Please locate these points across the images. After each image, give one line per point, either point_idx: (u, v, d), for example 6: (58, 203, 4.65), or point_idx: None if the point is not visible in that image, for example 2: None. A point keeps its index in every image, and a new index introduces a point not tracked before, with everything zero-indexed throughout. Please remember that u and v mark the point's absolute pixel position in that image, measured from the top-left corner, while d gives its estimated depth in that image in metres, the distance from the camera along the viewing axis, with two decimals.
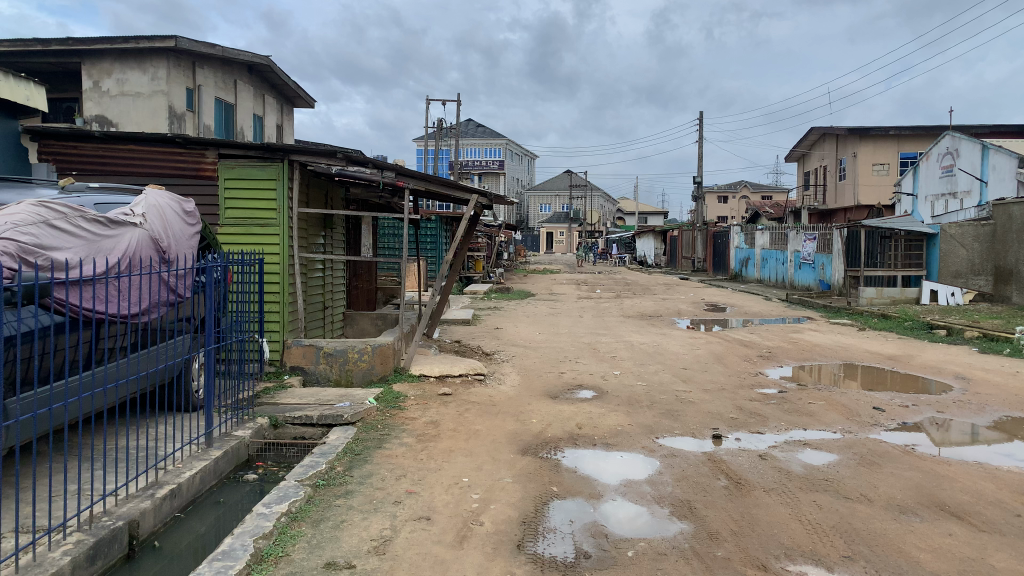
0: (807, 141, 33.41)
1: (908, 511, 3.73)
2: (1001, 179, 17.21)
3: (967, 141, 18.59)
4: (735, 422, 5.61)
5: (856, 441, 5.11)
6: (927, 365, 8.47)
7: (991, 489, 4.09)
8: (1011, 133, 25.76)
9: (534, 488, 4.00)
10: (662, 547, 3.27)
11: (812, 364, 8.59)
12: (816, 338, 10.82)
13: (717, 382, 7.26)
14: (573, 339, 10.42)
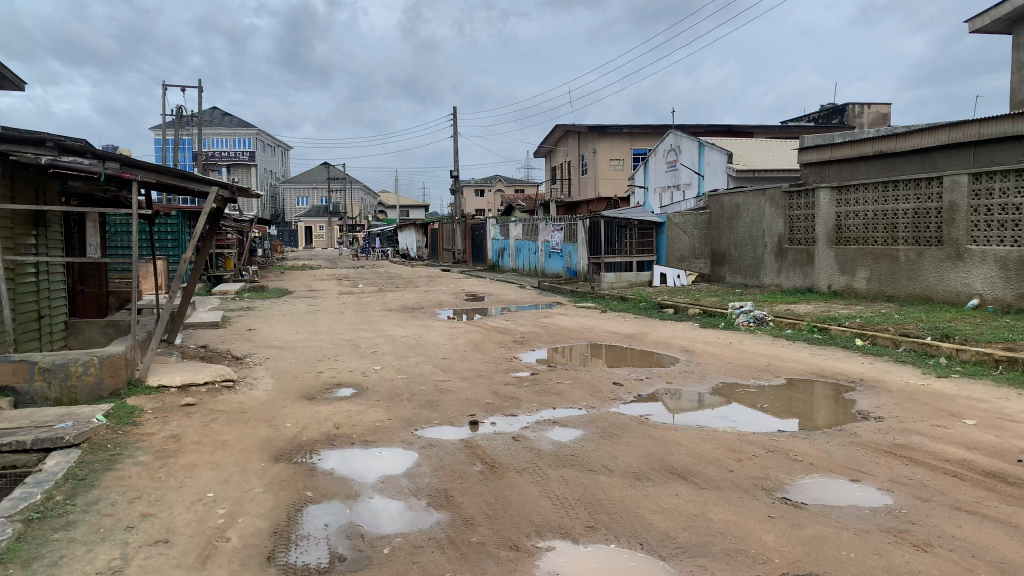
0: (553, 138, 35.45)
1: (643, 477, 4.07)
2: (715, 173, 19.41)
3: (687, 138, 20.71)
4: (490, 407, 5.79)
5: (598, 416, 5.49)
6: (659, 341, 9.34)
7: (710, 449, 4.58)
8: (723, 132, 29.15)
9: (286, 496, 3.83)
10: (419, 540, 3.27)
11: (562, 345, 9.12)
12: (564, 321, 11.51)
13: (474, 369, 7.46)
14: (332, 336, 10.17)
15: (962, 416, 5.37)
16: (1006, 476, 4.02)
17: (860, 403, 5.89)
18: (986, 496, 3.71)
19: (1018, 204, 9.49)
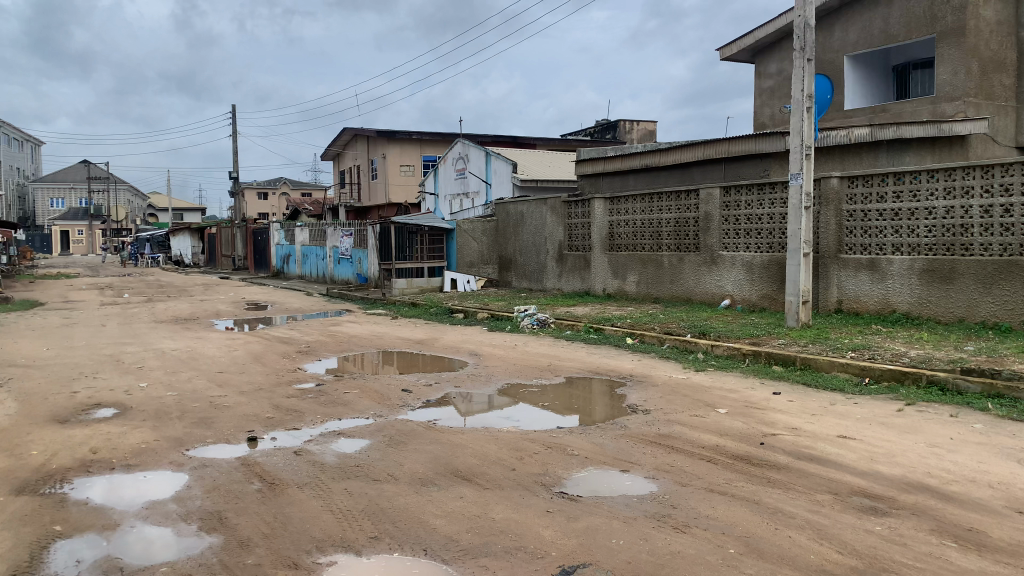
0: (341, 142, 34.82)
1: (428, 482, 4.07)
2: (500, 181, 20.04)
3: (474, 147, 21.20)
4: (271, 421, 5.53)
5: (385, 424, 5.43)
6: (448, 346, 9.43)
7: (494, 450, 4.69)
8: (508, 142, 30.15)
9: (29, 533, 3.40)
10: (187, 568, 3.04)
11: (350, 354, 8.93)
12: (353, 329, 11.29)
13: (255, 382, 7.10)
14: (92, 352, 9.24)
15: (717, 405, 5.93)
16: (751, 458, 4.48)
17: (631, 398, 6.32)
18: (735, 477, 4.12)
19: (760, 215, 10.66)
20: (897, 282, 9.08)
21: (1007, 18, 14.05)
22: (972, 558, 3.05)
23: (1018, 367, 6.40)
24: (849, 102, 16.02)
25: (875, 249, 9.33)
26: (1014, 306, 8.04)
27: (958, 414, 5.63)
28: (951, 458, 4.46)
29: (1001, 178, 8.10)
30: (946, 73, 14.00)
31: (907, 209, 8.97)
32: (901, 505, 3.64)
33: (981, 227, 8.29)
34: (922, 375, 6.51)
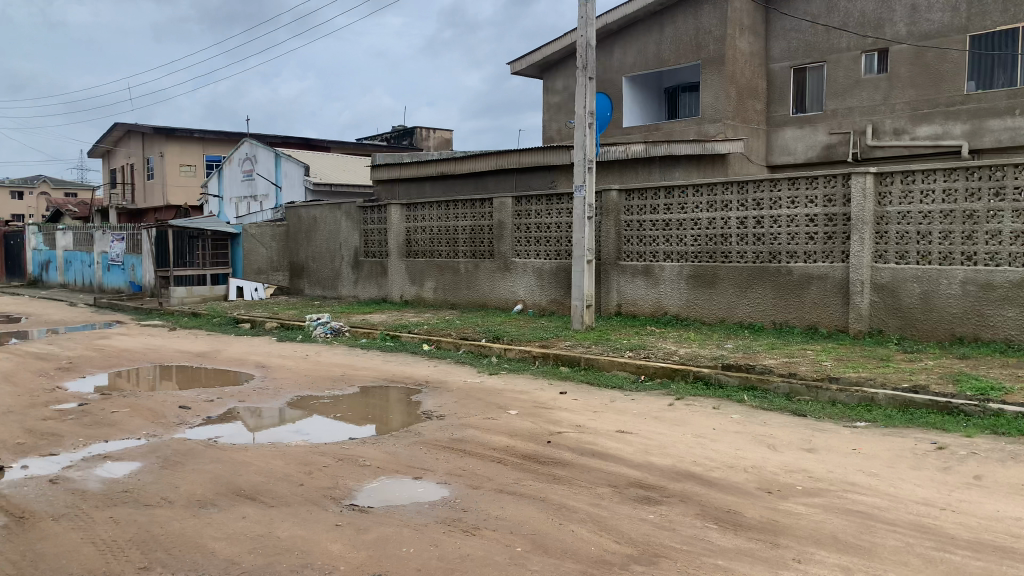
0: (111, 138, 31.93)
1: (207, 504, 3.82)
2: (292, 185, 19.38)
3: (263, 148, 20.32)
4: (22, 448, 4.93)
5: (160, 444, 5.02)
6: (233, 358, 8.92)
7: (281, 465, 4.50)
8: (299, 145, 29.18)
9: None
10: None
11: (120, 369, 8.18)
12: (124, 342, 10.36)
13: (2, 405, 6.28)
14: None
15: (508, 407, 6.10)
16: (539, 456, 4.65)
17: (425, 403, 6.33)
18: (523, 476, 4.25)
19: (548, 224, 11.13)
20: (669, 287, 9.86)
21: (757, 50, 15.79)
22: (731, 536, 3.37)
23: (768, 361, 7.18)
24: (627, 120, 17.26)
25: (650, 256, 10.05)
26: (765, 307, 9.01)
27: (719, 405, 6.20)
28: (714, 446, 4.90)
29: (754, 193, 9.04)
30: (709, 96, 15.41)
31: (676, 219, 9.75)
32: (672, 493, 3.94)
33: (738, 236, 9.20)
34: (690, 372, 7.09)
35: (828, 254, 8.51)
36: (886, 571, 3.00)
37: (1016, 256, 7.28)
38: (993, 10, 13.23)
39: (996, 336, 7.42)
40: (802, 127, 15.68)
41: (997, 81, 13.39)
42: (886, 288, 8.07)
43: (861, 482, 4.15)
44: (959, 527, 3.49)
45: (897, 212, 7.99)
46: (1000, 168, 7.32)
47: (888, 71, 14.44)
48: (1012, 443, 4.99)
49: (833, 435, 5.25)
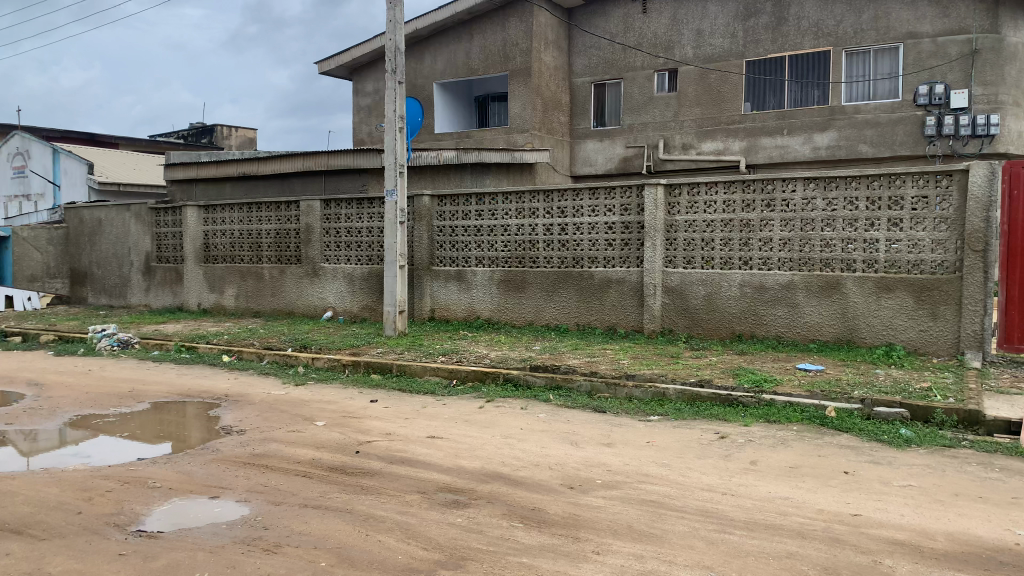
0: None
1: None
2: (73, 184, 17.73)
3: (38, 143, 18.40)
4: None
5: None
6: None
7: (55, 493, 4.07)
8: (81, 140, 26.66)
9: None
10: None
11: None
12: None
13: None
14: None
15: (314, 418, 5.91)
16: (346, 467, 4.54)
17: (225, 418, 5.98)
18: (328, 489, 4.12)
19: (359, 228, 10.94)
20: (479, 291, 10.01)
21: (560, 64, 16.49)
22: (535, 533, 3.46)
23: (572, 362, 7.49)
24: (438, 126, 17.38)
25: (461, 261, 10.16)
26: (570, 310, 9.40)
27: (527, 406, 6.38)
28: (521, 446, 5.03)
29: (558, 202, 9.40)
30: (517, 106, 15.85)
31: (486, 226, 9.92)
32: (479, 495, 3.99)
33: (544, 242, 9.53)
34: (499, 374, 7.24)
35: (626, 260, 9.02)
36: (674, 555, 3.22)
37: (784, 262, 8.11)
38: (763, 39, 14.65)
39: (768, 333, 8.23)
40: (601, 140, 16.54)
41: (768, 103, 14.80)
42: (677, 291, 8.69)
43: (654, 473, 4.43)
44: (736, 509, 3.81)
45: (685, 221, 8.63)
46: (770, 182, 8.12)
47: (677, 90, 15.56)
48: (781, 429, 5.55)
49: (630, 430, 5.56)
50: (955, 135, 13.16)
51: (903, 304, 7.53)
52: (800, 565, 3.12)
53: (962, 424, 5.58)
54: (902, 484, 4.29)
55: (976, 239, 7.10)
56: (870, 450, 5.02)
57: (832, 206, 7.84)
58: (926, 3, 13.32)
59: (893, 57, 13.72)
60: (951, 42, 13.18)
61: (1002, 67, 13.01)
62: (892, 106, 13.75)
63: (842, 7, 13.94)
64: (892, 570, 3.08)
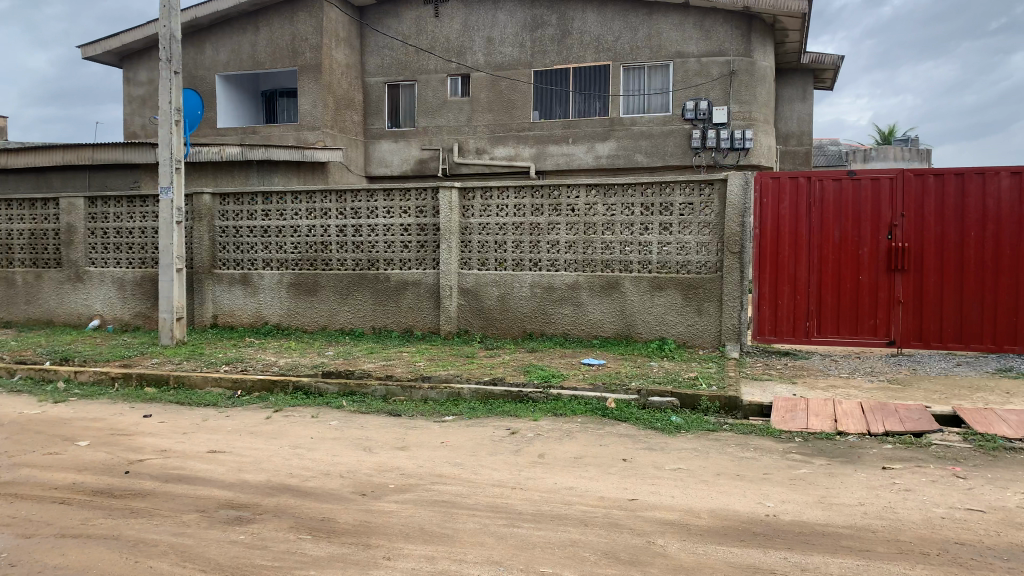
0: None
1: None
2: None
3: None
4: None
5: None
6: None
7: None
8: None
9: None
10: None
11: None
12: None
13: None
14: None
15: (77, 438, 5.34)
16: (113, 490, 4.14)
17: None
18: (91, 515, 3.74)
19: (130, 229, 10.07)
20: (268, 296, 9.58)
21: (353, 63, 16.21)
22: (323, 544, 3.36)
23: (366, 366, 7.37)
24: (221, 120, 16.41)
25: (248, 264, 9.66)
26: (364, 313, 9.25)
27: (318, 413, 6.18)
28: (311, 455, 4.87)
29: (351, 203, 9.22)
30: (307, 104, 15.36)
31: (275, 227, 9.51)
32: (265, 509, 3.80)
33: (337, 244, 9.30)
34: (289, 382, 6.97)
35: (421, 261, 9.03)
36: (465, 553, 3.25)
37: (571, 263, 8.50)
38: (550, 50, 15.29)
39: (556, 331, 8.59)
40: (396, 141, 16.46)
41: (555, 112, 15.48)
42: (471, 292, 8.84)
43: (447, 473, 4.46)
44: (525, 502, 3.94)
45: (479, 224, 8.80)
46: (558, 187, 8.49)
47: (470, 95, 15.86)
48: (567, 422, 5.82)
49: (424, 431, 5.57)
50: (716, 148, 14.56)
51: (674, 302, 8.18)
52: (584, 551, 3.27)
53: (723, 409, 6.16)
54: (673, 467, 4.65)
55: (733, 242, 7.87)
56: (646, 437, 5.40)
57: (613, 211, 8.33)
58: (692, 26, 14.58)
59: (665, 74, 14.87)
60: (713, 63, 14.52)
61: (754, 88, 14.54)
62: (664, 119, 14.90)
63: (620, 25, 14.89)
64: (664, 548, 3.32)
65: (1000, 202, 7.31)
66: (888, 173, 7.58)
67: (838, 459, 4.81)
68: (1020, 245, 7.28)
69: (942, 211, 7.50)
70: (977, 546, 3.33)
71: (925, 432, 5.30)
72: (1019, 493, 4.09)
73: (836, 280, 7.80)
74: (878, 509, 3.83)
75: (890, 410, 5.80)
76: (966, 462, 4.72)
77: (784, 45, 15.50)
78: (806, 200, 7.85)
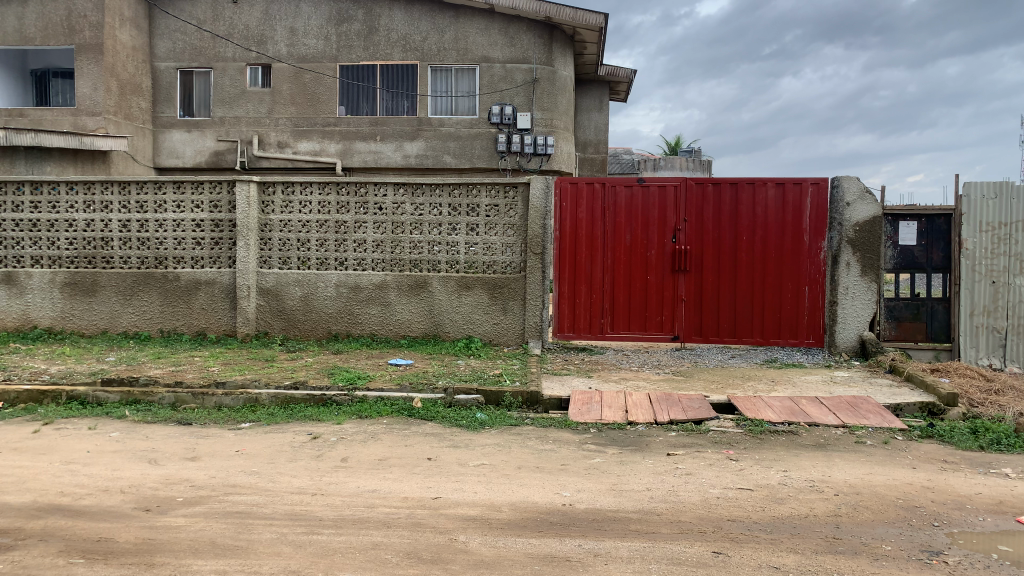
0: None
1: None
2: None
3: None
4: None
5: None
6: None
7: None
8: None
9: None
10: None
11: None
12: None
13: None
14: None
15: None
16: None
17: None
18: None
19: None
20: (36, 296, 8.63)
21: (139, 45, 14.99)
22: (98, 567, 3.07)
23: (153, 372, 6.85)
24: None
25: (12, 261, 8.64)
26: (151, 315, 8.59)
27: (96, 425, 5.65)
28: (86, 471, 4.44)
29: (136, 195, 8.51)
30: (85, 86, 14.00)
31: (45, 220, 8.58)
32: (28, 534, 3.41)
33: (120, 240, 8.57)
34: (62, 392, 6.33)
35: (215, 260, 8.54)
36: (259, 565, 3.11)
37: (377, 263, 8.40)
38: (356, 45, 15.00)
39: (363, 332, 8.46)
40: (189, 131, 15.45)
41: (362, 110, 15.23)
42: (271, 292, 8.48)
43: (241, 482, 4.24)
44: (326, 508, 3.83)
45: (279, 220, 8.45)
46: (363, 185, 8.34)
47: (271, 87, 15.21)
48: (372, 424, 5.74)
49: (216, 440, 5.26)
50: (521, 152, 14.97)
51: (480, 301, 8.33)
52: (385, 554, 3.24)
53: (525, 404, 6.35)
54: (476, 463, 4.73)
55: (536, 243, 8.16)
56: (450, 435, 5.45)
57: (420, 211, 8.33)
58: (497, 32, 14.93)
59: (471, 77, 15.10)
60: (517, 69, 14.96)
61: (555, 96, 15.15)
62: (471, 121, 15.14)
63: (427, 25, 14.93)
64: (465, 545, 3.37)
65: (767, 209, 8.12)
66: (673, 181, 8.16)
67: (628, 448, 5.12)
68: (784, 248, 8.12)
69: (718, 216, 8.20)
70: (746, 521, 3.68)
71: (704, 419, 5.77)
72: (780, 471, 4.57)
73: (628, 280, 8.31)
74: (663, 493, 4.12)
75: (673, 400, 6.27)
76: (737, 446, 5.19)
77: (583, 56, 16.26)
78: (601, 204, 8.28)
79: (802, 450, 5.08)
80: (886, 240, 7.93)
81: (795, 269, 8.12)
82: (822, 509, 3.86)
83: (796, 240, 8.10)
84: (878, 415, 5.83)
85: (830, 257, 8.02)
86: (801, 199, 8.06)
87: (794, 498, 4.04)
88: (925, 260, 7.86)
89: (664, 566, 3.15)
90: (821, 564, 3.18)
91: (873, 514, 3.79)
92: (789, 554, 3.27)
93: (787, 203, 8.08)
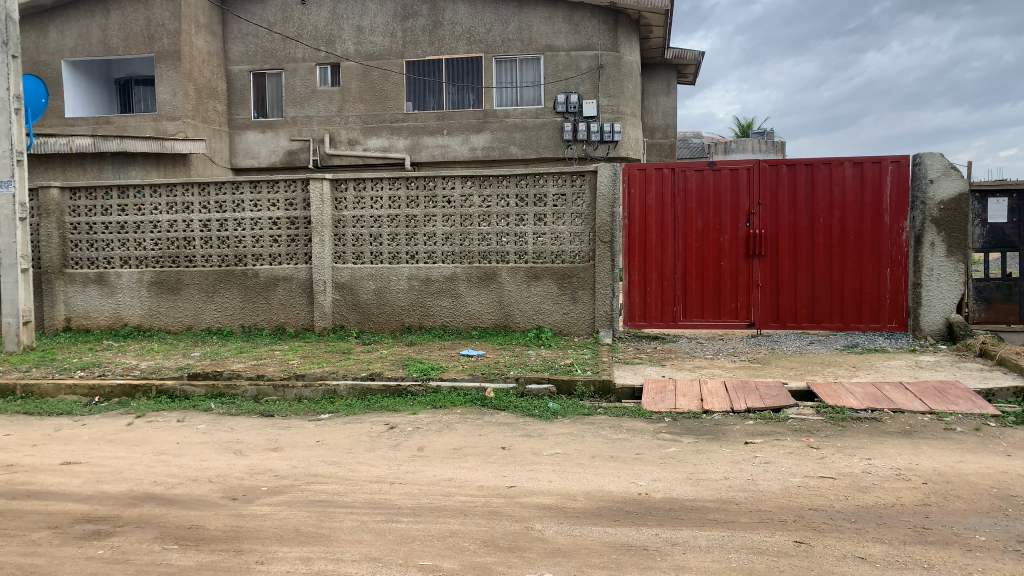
0: None
1: None
2: None
3: None
4: None
5: None
6: None
7: None
8: None
9: None
10: None
11: None
12: None
13: None
14: None
15: None
16: None
17: None
18: None
19: None
20: (126, 296, 9.03)
21: (214, 50, 15.49)
22: (190, 553, 3.21)
23: (236, 366, 7.08)
24: (68, 110, 15.21)
25: (103, 262, 9.07)
26: (232, 311, 8.88)
27: (184, 417, 5.89)
28: (177, 462, 4.63)
29: (215, 195, 8.81)
30: (165, 92, 14.53)
31: (133, 221, 8.97)
32: (125, 521, 3.58)
33: (201, 239, 8.88)
34: (152, 387, 6.61)
35: (293, 256, 8.77)
36: (341, 552, 3.19)
37: (447, 255, 8.48)
38: (421, 41, 15.15)
39: (435, 324, 8.56)
40: (263, 132, 15.87)
41: (428, 103, 15.37)
42: (346, 286, 8.66)
43: (322, 472, 4.36)
44: (404, 496, 3.91)
45: (352, 216, 8.61)
46: (431, 179, 8.43)
47: (340, 85, 15.50)
48: (447, 414, 5.82)
49: (298, 431, 5.41)
50: (587, 140, 14.87)
51: (549, 291, 8.32)
52: (463, 541, 3.28)
53: (598, 393, 6.35)
54: (550, 453, 4.74)
55: (605, 232, 8.11)
56: (524, 425, 5.48)
57: (488, 202, 8.37)
58: (561, 20, 14.84)
59: (536, 67, 15.07)
60: (582, 57, 14.86)
61: (622, 82, 14.99)
62: (536, 111, 15.11)
63: (491, 17, 14.96)
64: (541, 533, 3.38)
65: (845, 189, 7.86)
66: (746, 163, 7.98)
67: (704, 437, 5.04)
68: (863, 230, 7.86)
69: (794, 199, 7.98)
70: (828, 510, 3.58)
71: (783, 407, 5.64)
72: (864, 459, 4.43)
73: (700, 267, 8.17)
74: (742, 482, 4.05)
75: (750, 388, 6.15)
76: (818, 433, 5.06)
77: (648, 40, 16.04)
78: (671, 189, 8.15)
79: (887, 437, 4.92)
80: (973, 219, 7.63)
81: (875, 250, 7.85)
82: (910, 499, 3.73)
83: (876, 221, 7.82)
84: (968, 401, 5.59)
85: (914, 238, 7.72)
86: (880, 178, 7.78)
87: (879, 487, 3.91)
88: (1018, 238, 7.59)
89: (744, 555, 3.09)
90: (909, 554, 3.08)
91: (966, 503, 3.64)
92: (875, 545, 3.17)
93: (865, 183, 7.81)
